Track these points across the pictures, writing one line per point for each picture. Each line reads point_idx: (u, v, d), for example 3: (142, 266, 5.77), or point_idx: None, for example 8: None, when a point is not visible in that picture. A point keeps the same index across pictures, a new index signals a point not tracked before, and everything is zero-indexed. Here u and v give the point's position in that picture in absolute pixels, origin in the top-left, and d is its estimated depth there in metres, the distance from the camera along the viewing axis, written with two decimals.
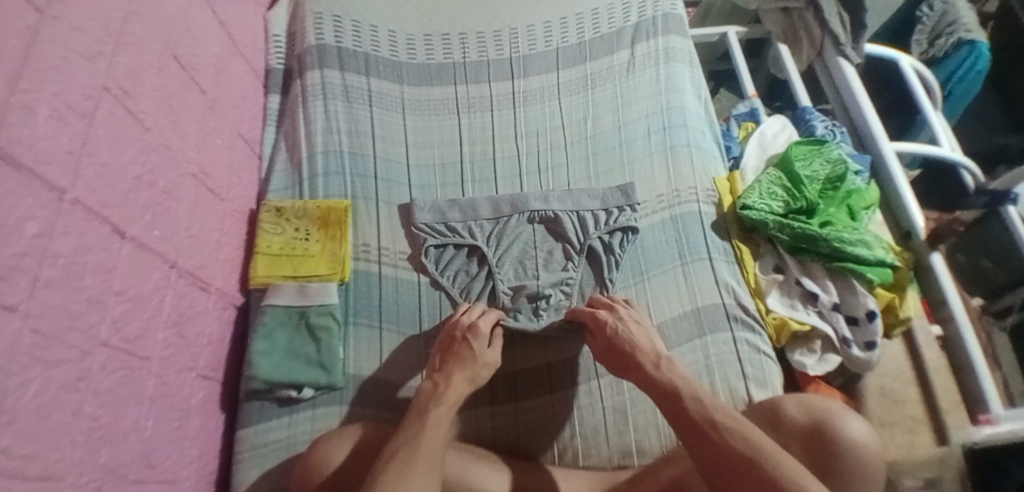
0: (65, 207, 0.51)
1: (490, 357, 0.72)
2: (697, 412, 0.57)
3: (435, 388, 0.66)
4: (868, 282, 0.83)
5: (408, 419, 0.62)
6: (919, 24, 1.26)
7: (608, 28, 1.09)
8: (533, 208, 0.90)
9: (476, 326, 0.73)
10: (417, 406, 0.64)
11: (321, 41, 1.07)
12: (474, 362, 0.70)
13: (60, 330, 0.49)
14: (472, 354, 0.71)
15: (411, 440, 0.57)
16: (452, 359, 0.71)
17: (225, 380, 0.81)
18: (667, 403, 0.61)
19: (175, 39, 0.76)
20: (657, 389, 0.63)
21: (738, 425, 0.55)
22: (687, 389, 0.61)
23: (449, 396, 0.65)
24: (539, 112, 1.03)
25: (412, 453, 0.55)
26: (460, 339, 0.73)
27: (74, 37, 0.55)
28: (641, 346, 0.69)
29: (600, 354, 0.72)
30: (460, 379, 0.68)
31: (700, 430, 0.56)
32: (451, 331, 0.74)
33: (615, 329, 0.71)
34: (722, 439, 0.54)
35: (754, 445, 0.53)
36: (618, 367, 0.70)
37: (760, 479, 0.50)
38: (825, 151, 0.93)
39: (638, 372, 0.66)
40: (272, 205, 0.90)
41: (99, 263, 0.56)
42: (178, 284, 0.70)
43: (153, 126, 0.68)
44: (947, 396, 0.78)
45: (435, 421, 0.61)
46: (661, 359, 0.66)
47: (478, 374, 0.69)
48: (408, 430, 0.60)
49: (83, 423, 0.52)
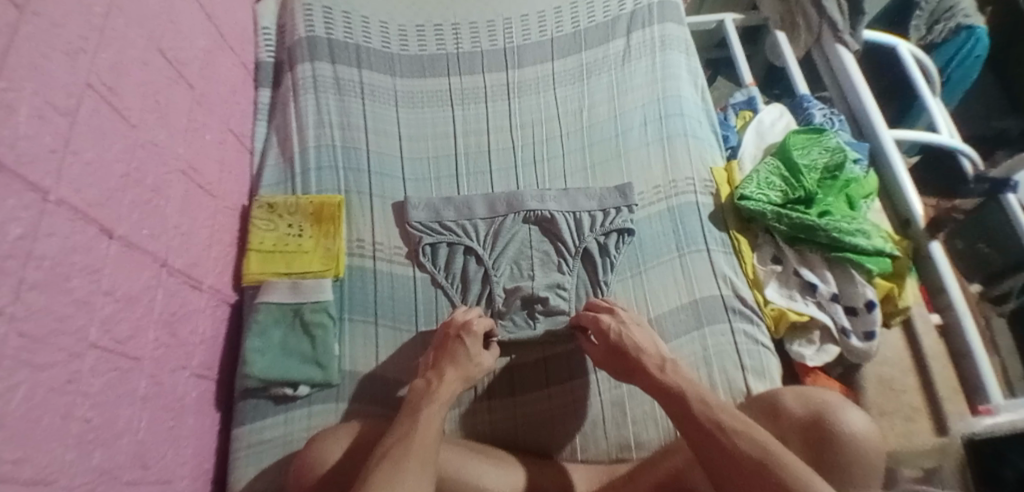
0: (49, 208, 0.50)
1: (482, 357, 0.72)
2: (701, 412, 0.57)
3: (428, 387, 0.66)
4: (867, 271, 0.83)
5: (401, 416, 0.62)
6: (916, 9, 1.23)
7: (603, 16, 1.08)
8: (529, 208, 0.89)
9: (469, 325, 0.73)
10: (410, 404, 0.63)
11: (311, 33, 1.04)
12: (466, 360, 0.70)
13: (47, 332, 0.48)
14: (465, 351, 0.70)
15: (406, 437, 0.57)
16: (446, 357, 0.70)
17: (219, 378, 0.80)
18: (672, 404, 0.60)
19: (160, 33, 0.75)
20: (664, 391, 0.62)
21: (744, 426, 0.55)
22: (692, 391, 0.60)
23: (440, 395, 0.64)
24: (533, 102, 1.02)
25: (406, 450, 0.55)
26: (454, 336, 0.72)
27: (54, 33, 0.53)
28: (646, 349, 0.68)
29: (602, 360, 0.72)
30: (452, 377, 0.68)
31: (706, 432, 0.55)
32: (445, 330, 0.73)
33: (619, 334, 0.71)
34: (728, 440, 0.54)
35: (761, 445, 0.52)
36: (621, 373, 0.69)
37: (770, 481, 0.49)
38: (823, 140, 0.92)
39: (644, 376, 0.65)
40: (264, 200, 0.89)
41: (86, 264, 0.55)
42: (169, 283, 0.69)
43: (138, 123, 0.66)
44: (947, 383, 0.78)
45: (426, 420, 0.60)
46: (666, 361, 0.66)
47: (469, 373, 0.69)
48: (400, 429, 0.59)
49: (74, 426, 0.51)
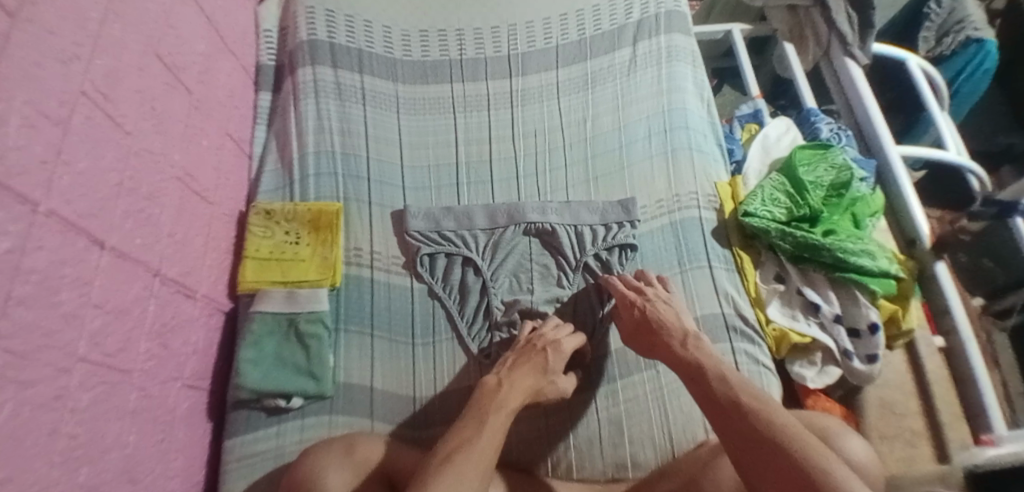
0: (39, 220, 0.49)
1: (566, 385, 0.71)
2: (722, 393, 0.58)
3: (498, 389, 0.65)
4: (871, 293, 0.82)
5: (466, 419, 0.61)
6: (925, 20, 1.21)
7: (609, 25, 1.06)
8: (529, 220, 0.88)
9: (559, 343, 0.72)
10: (478, 403, 0.64)
11: (313, 37, 1.03)
12: (541, 376, 0.68)
13: (35, 348, 0.47)
14: (545, 364, 0.69)
15: (467, 445, 0.56)
16: (525, 363, 0.69)
17: (211, 388, 0.79)
18: (694, 382, 0.62)
19: (158, 38, 0.73)
20: (683, 366, 0.64)
21: (764, 407, 0.55)
22: (713, 369, 0.62)
23: (509, 403, 0.63)
24: (536, 111, 1.01)
25: (466, 460, 0.55)
26: (539, 349, 0.71)
27: (48, 40, 0.52)
28: (670, 325, 0.70)
29: (630, 336, 0.73)
30: (524, 386, 0.66)
31: (724, 408, 0.57)
32: (533, 341, 0.73)
33: (644, 310, 0.72)
34: (745, 419, 0.55)
35: (778, 429, 0.53)
36: (645, 349, 0.71)
37: (782, 461, 0.50)
38: (829, 156, 0.90)
39: (667, 352, 0.68)
40: (261, 207, 0.88)
41: (76, 277, 0.54)
42: (161, 292, 0.68)
43: (134, 130, 0.65)
44: (948, 409, 0.76)
45: (491, 432, 0.59)
46: (689, 337, 0.68)
47: (542, 389, 0.68)
48: (466, 431, 0.59)
49: (60, 443, 0.50)
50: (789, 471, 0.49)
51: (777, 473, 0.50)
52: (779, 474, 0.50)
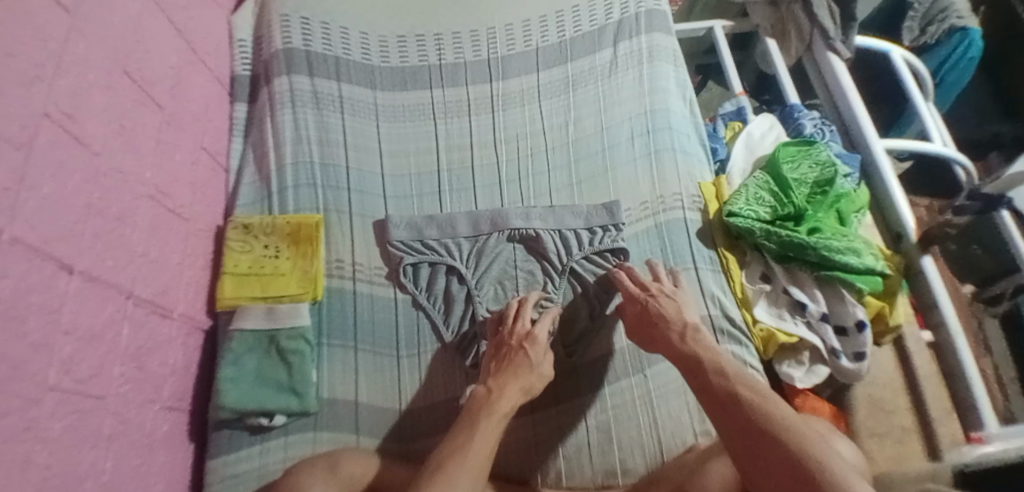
0: (2, 247, 0.47)
1: (546, 367, 0.70)
2: (722, 387, 0.58)
3: (488, 396, 0.64)
4: (857, 290, 0.81)
5: (460, 425, 0.61)
6: (910, 9, 1.19)
7: (589, 26, 1.05)
8: (513, 227, 0.87)
9: (532, 335, 0.71)
10: (469, 412, 0.62)
11: (288, 45, 1.02)
12: (530, 373, 0.68)
13: (3, 378, 0.46)
14: (528, 363, 0.68)
15: (457, 453, 0.56)
16: (506, 368, 0.68)
17: (192, 408, 0.78)
18: (694, 376, 0.62)
19: (126, 52, 0.72)
20: (684, 358, 0.64)
21: (762, 401, 0.55)
22: (712, 362, 0.62)
23: (499, 408, 0.63)
24: (517, 116, 1.00)
25: (459, 465, 0.54)
26: (517, 347, 0.71)
27: (8, 62, 0.51)
28: (670, 317, 0.69)
29: (631, 329, 0.73)
30: (517, 388, 0.66)
31: (723, 401, 0.57)
32: (506, 340, 0.72)
33: (646, 304, 0.72)
34: (744, 411, 0.54)
35: (776, 422, 0.52)
36: (645, 342, 0.71)
37: (778, 451, 0.49)
38: (814, 153, 0.89)
39: (667, 345, 0.67)
40: (239, 221, 0.86)
41: (43, 304, 0.52)
42: (135, 314, 0.66)
43: (101, 149, 0.64)
44: (938, 404, 0.76)
45: (484, 434, 0.59)
46: (688, 329, 0.67)
47: (533, 385, 0.67)
48: (457, 437, 0.59)
49: (33, 474, 0.49)
50: (785, 461, 0.48)
51: (771, 462, 0.49)
52: (773, 463, 0.49)
